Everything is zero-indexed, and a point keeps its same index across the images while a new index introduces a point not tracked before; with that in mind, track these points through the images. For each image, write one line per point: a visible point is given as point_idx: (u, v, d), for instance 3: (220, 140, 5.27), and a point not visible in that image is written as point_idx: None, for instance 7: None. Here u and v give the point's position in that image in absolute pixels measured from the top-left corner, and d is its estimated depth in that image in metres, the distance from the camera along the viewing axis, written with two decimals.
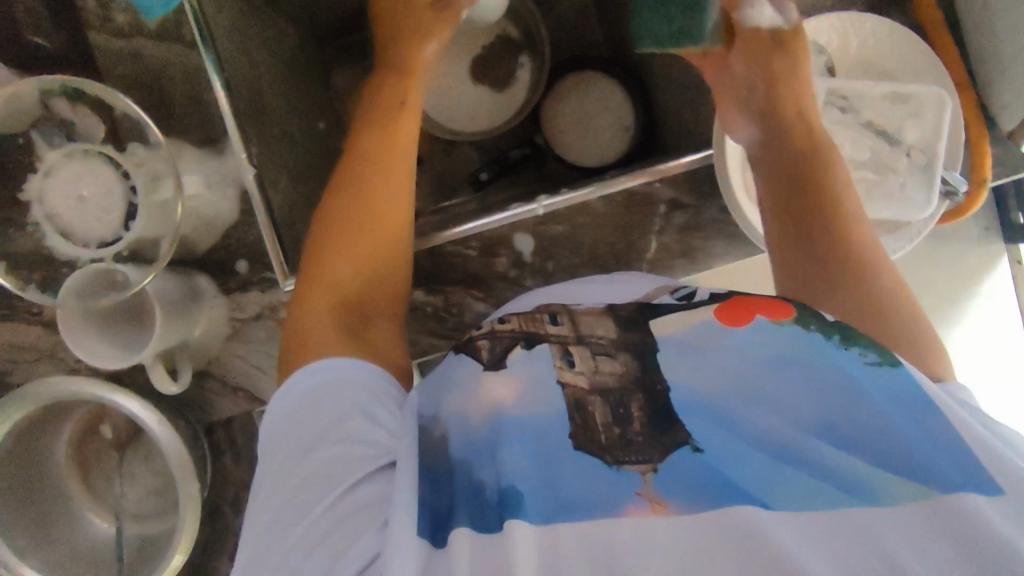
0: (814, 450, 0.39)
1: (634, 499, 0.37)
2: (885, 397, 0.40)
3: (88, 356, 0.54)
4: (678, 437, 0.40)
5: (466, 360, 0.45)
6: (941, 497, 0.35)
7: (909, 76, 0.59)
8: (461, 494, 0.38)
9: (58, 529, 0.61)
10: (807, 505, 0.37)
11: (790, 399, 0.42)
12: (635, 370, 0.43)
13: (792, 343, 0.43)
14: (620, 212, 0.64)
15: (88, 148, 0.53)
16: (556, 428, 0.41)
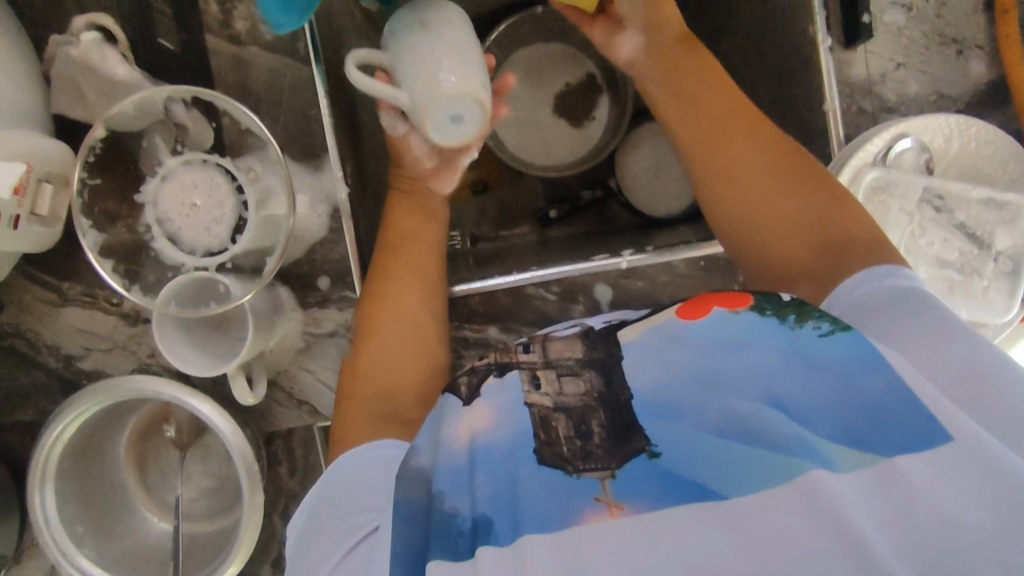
0: (765, 423, 0.40)
1: (593, 505, 0.39)
2: (829, 369, 0.42)
3: (180, 361, 0.55)
4: (634, 446, 0.42)
5: (448, 398, 0.47)
6: (890, 462, 0.37)
7: (1003, 182, 0.61)
8: (434, 527, 0.40)
9: (114, 522, 0.62)
10: (757, 484, 0.38)
11: (739, 380, 0.43)
12: (600, 387, 0.45)
13: (743, 330, 0.44)
14: (702, 276, 0.66)
15: (206, 158, 0.55)
16: (519, 447, 0.43)
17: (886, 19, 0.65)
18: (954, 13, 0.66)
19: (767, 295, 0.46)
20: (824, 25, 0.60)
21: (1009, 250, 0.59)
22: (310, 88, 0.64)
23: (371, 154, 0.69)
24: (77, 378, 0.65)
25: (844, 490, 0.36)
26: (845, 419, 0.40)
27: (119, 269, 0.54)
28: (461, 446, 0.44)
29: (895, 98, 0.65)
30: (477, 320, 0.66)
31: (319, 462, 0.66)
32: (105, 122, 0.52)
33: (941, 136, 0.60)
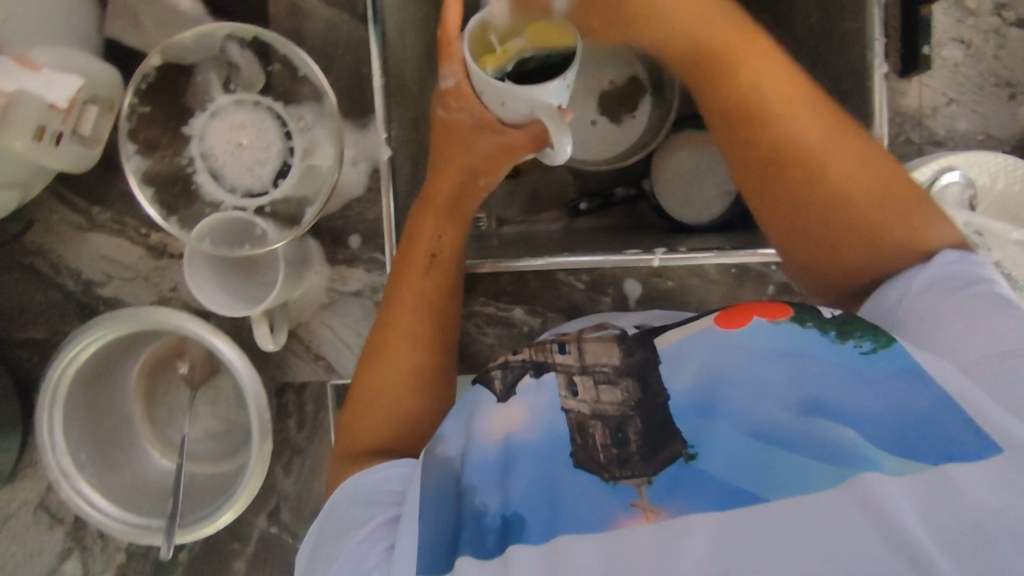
0: (809, 430, 0.41)
1: (629, 510, 0.41)
2: (873, 379, 0.42)
3: (204, 297, 0.54)
4: (672, 449, 0.43)
5: (480, 389, 0.50)
6: (938, 468, 0.37)
7: None
8: (467, 520, 0.42)
9: (116, 450, 0.61)
10: (802, 484, 0.39)
11: (775, 386, 0.44)
12: (635, 396, 0.47)
13: (788, 336, 0.45)
14: (731, 283, 0.66)
15: (258, 100, 0.54)
16: (554, 448, 0.45)
17: (944, 54, 0.66)
18: (1012, 55, 0.66)
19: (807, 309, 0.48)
20: (881, 51, 0.58)
21: None
22: (366, 46, 0.64)
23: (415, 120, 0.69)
24: (95, 304, 0.65)
25: (889, 487, 0.37)
26: (890, 429, 0.40)
27: (158, 196, 0.54)
28: (495, 442, 0.47)
29: (944, 133, 0.66)
30: (503, 298, 0.66)
31: (327, 419, 0.66)
32: (162, 50, 0.51)
33: (989, 175, 0.61)
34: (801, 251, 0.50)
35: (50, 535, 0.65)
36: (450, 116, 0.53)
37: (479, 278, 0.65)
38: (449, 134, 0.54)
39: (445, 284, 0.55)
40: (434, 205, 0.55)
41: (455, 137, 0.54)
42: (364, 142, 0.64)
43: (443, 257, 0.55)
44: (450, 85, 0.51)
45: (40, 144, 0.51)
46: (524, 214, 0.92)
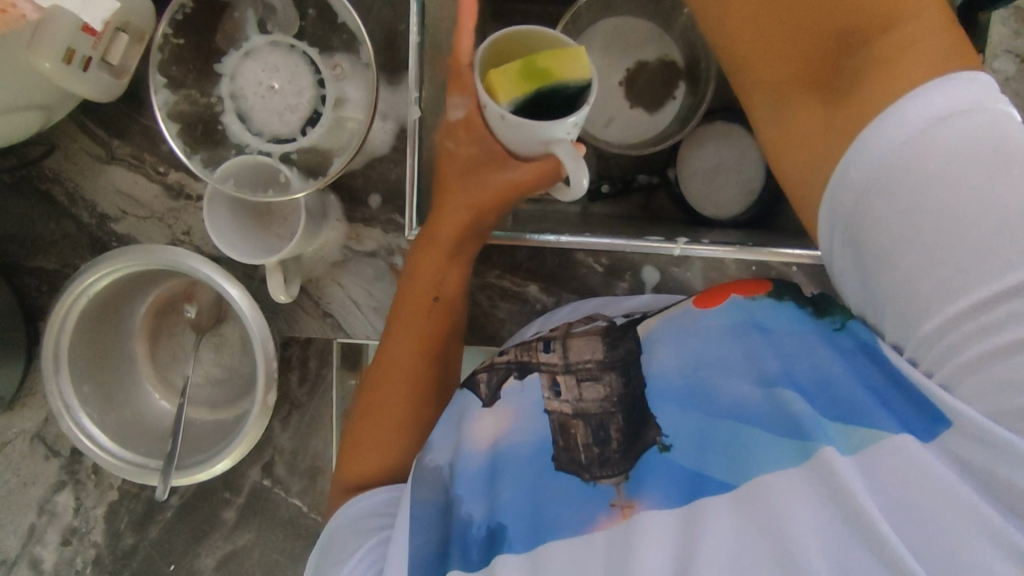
0: (777, 409, 0.44)
1: (607, 509, 0.45)
2: (837, 358, 0.44)
3: (224, 242, 0.53)
4: (646, 440, 0.47)
5: (466, 394, 0.53)
6: (893, 437, 0.40)
7: None
8: (453, 534, 0.47)
9: (119, 387, 0.61)
10: (756, 470, 0.42)
11: (744, 363, 0.47)
12: (618, 388, 0.50)
13: (757, 314, 0.48)
14: (749, 280, 0.65)
15: (295, 44, 0.53)
16: (537, 454, 0.49)
17: (996, 65, 0.63)
18: None
19: (787, 285, 0.50)
20: None
21: None
22: (403, 3, 0.62)
23: None
24: (108, 239, 0.64)
25: (846, 466, 0.40)
26: (842, 402, 0.43)
27: (183, 134, 0.52)
28: (483, 449, 0.51)
29: None
30: (519, 273, 0.65)
31: (330, 377, 0.66)
32: None
33: None
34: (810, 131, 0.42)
35: (46, 465, 0.65)
36: (455, 145, 0.54)
37: (495, 250, 0.65)
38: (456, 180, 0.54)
39: (437, 322, 0.55)
40: (430, 253, 0.55)
41: (461, 167, 0.54)
42: (393, 102, 0.63)
43: (441, 295, 0.56)
44: (461, 115, 0.52)
45: (68, 67, 0.50)
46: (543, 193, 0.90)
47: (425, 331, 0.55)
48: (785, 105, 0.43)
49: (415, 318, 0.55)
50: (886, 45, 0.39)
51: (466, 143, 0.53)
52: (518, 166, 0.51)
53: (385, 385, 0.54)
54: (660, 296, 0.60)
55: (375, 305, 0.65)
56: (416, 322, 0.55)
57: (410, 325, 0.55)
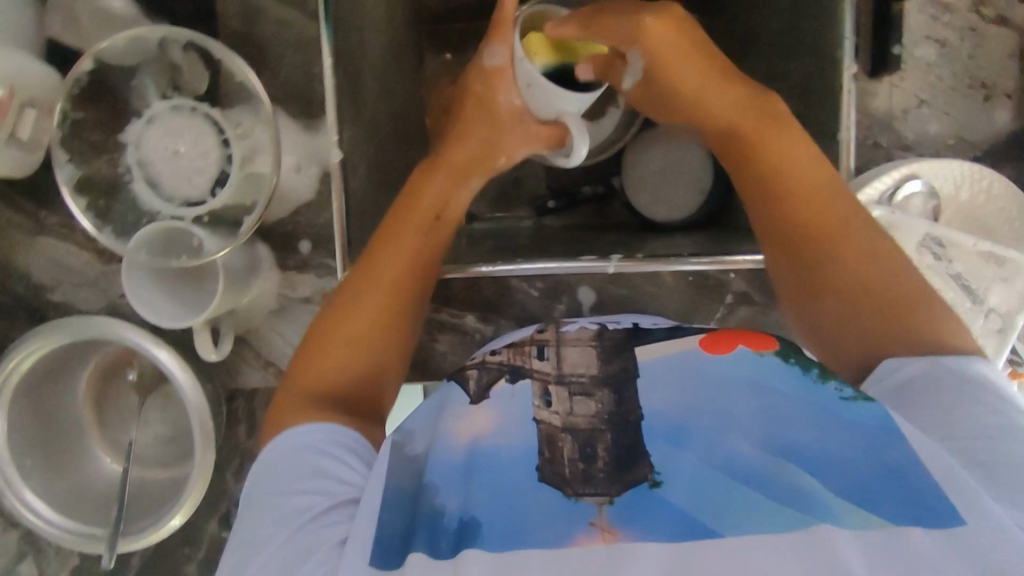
0: (776, 474, 0.40)
1: (586, 529, 0.38)
2: (846, 426, 0.41)
3: (147, 310, 0.54)
4: (637, 475, 0.41)
5: (455, 386, 0.48)
6: (899, 528, 0.35)
7: (1010, 240, 0.59)
8: (421, 520, 0.40)
9: (66, 457, 0.62)
10: (751, 521, 0.37)
11: (747, 420, 0.43)
12: (609, 406, 0.45)
13: (765, 371, 0.45)
14: (688, 289, 0.65)
15: (195, 106, 0.53)
16: (520, 462, 0.43)
17: (917, 53, 0.62)
18: (988, 55, 0.62)
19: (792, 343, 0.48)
20: (852, 51, 0.57)
21: (1001, 309, 0.58)
22: (314, 47, 0.62)
23: (370, 118, 0.69)
24: (45, 309, 0.64)
25: (842, 538, 0.35)
26: (857, 481, 0.38)
27: (93, 207, 0.52)
28: (461, 446, 0.44)
29: (914, 136, 0.63)
30: (456, 305, 0.65)
31: None
32: (95, 54, 0.50)
33: (954, 183, 0.58)
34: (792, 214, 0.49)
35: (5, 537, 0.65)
36: (503, 95, 0.57)
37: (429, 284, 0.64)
38: (486, 134, 0.58)
39: (429, 248, 0.54)
40: (432, 188, 0.56)
41: (494, 119, 0.58)
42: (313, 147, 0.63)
43: (441, 220, 0.56)
44: (496, 63, 0.56)
45: None
46: (493, 210, 0.90)
47: (412, 257, 0.52)
48: (754, 202, 0.51)
49: (409, 227, 0.53)
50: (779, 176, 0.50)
51: (511, 99, 0.57)
52: (536, 123, 0.57)
53: (370, 288, 0.50)
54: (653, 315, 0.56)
55: None
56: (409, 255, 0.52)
57: (429, 192, 0.55)
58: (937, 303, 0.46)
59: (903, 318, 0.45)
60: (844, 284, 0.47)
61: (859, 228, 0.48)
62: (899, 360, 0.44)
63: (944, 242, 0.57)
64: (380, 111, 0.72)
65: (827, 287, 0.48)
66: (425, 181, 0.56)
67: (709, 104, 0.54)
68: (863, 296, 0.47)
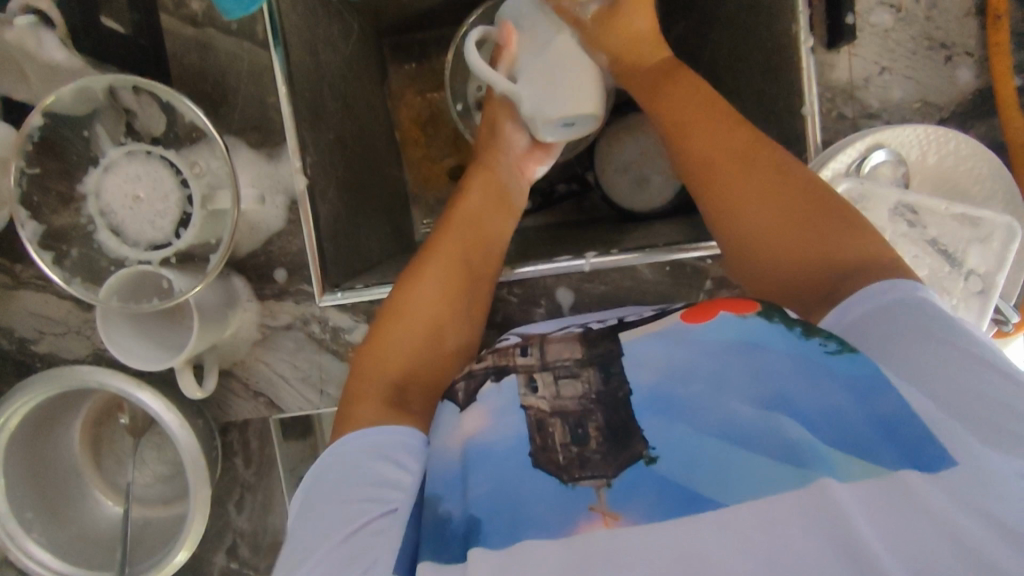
0: (769, 428, 0.39)
1: (586, 514, 0.37)
2: (846, 388, 0.39)
3: (123, 353, 0.54)
4: (633, 451, 0.40)
5: (446, 403, 0.46)
6: (894, 473, 0.34)
7: (980, 199, 0.59)
8: (426, 532, 0.39)
9: (65, 506, 0.62)
10: (750, 485, 0.36)
11: (737, 381, 0.42)
12: (599, 386, 0.44)
13: (754, 332, 0.43)
14: (666, 281, 0.64)
15: (150, 150, 0.54)
16: (514, 453, 0.41)
17: (872, 19, 0.62)
18: (938, 15, 0.62)
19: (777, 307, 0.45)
20: (808, 23, 0.57)
21: (981, 270, 0.57)
22: (269, 76, 0.62)
23: (335, 140, 0.69)
24: (31, 361, 0.65)
25: (842, 493, 0.34)
26: (843, 428, 0.38)
27: (58, 262, 0.53)
28: (457, 450, 0.43)
29: (878, 104, 0.62)
30: None
31: (273, 453, 0.67)
32: (43, 108, 0.50)
33: (919, 149, 0.58)
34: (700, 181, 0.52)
35: None
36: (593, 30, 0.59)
37: None
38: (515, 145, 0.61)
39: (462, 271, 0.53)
40: (456, 221, 0.56)
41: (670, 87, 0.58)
42: (278, 176, 0.63)
43: (474, 234, 0.55)
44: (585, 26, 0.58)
45: None
46: None
47: (473, 226, 0.56)
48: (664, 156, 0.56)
49: (468, 234, 0.55)
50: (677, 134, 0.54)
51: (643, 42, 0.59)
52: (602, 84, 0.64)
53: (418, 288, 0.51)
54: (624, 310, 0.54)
55: (301, 375, 0.65)
56: (469, 227, 0.56)
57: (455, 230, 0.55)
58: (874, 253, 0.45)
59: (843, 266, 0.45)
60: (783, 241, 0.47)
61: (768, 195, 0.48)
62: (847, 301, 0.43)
63: (917, 209, 0.57)
64: (345, 131, 0.72)
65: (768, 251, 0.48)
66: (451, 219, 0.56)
67: (662, 83, 0.57)
68: (789, 254, 0.47)
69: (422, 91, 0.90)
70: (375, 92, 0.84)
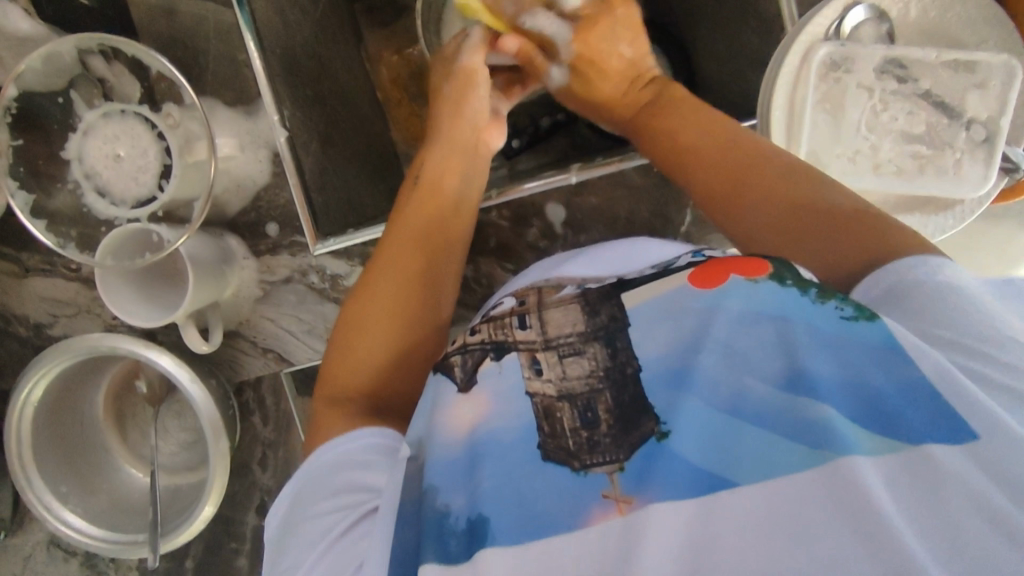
0: (789, 409, 0.35)
1: (600, 502, 0.35)
2: (860, 348, 0.36)
3: (124, 314, 0.55)
4: (644, 431, 0.36)
5: (442, 379, 0.43)
6: (917, 447, 0.32)
7: (975, 43, 0.56)
8: (427, 526, 0.37)
9: (95, 477, 0.64)
10: (769, 469, 0.33)
11: (750, 353, 0.38)
12: (605, 361, 0.40)
13: (769, 298, 0.38)
14: (656, 183, 0.63)
15: (125, 108, 0.55)
16: (521, 442, 0.39)
17: None
18: None
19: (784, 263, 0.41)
20: None
21: (982, 117, 0.55)
22: (238, 33, 0.63)
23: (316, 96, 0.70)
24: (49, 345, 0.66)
25: (866, 472, 0.31)
26: (864, 397, 0.34)
27: (53, 230, 0.54)
28: (459, 438, 0.40)
29: None
30: None
31: (289, 408, 0.68)
32: (16, 79, 0.52)
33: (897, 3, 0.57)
34: (678, 160, 0.54)
35: (67, 566, 0.68)
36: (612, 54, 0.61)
37: None
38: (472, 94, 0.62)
39: (415, 274, 0.54)
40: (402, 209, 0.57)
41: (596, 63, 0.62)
42: (258, 132, 0.64)
43: (414, 225, 0.56)
44: None
45: None
46: None
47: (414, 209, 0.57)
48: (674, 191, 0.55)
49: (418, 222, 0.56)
50: (653, 110, 0.58)
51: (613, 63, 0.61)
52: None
53: (379, 280, 0.53)
54: (640, 257, 0.52)
55: (305, 325, 0.66)
56: (412, 216, 0.56)
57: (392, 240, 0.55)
58: (877, 211, 0.45)
59: (852, 219, 0.44)
60: (778, 188, 0.47)
61: (745, 147, 0.50)
62: (899, 268, 0.40)
63: (905, 63, 0.56)
64: (325, 87, 0.73)
65: (757, 214, 0.47)
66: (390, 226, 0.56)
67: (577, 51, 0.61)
68: (782, 235, 0.46)
69: (399, 49, 0.90)
70: (353, 53, 0.85)
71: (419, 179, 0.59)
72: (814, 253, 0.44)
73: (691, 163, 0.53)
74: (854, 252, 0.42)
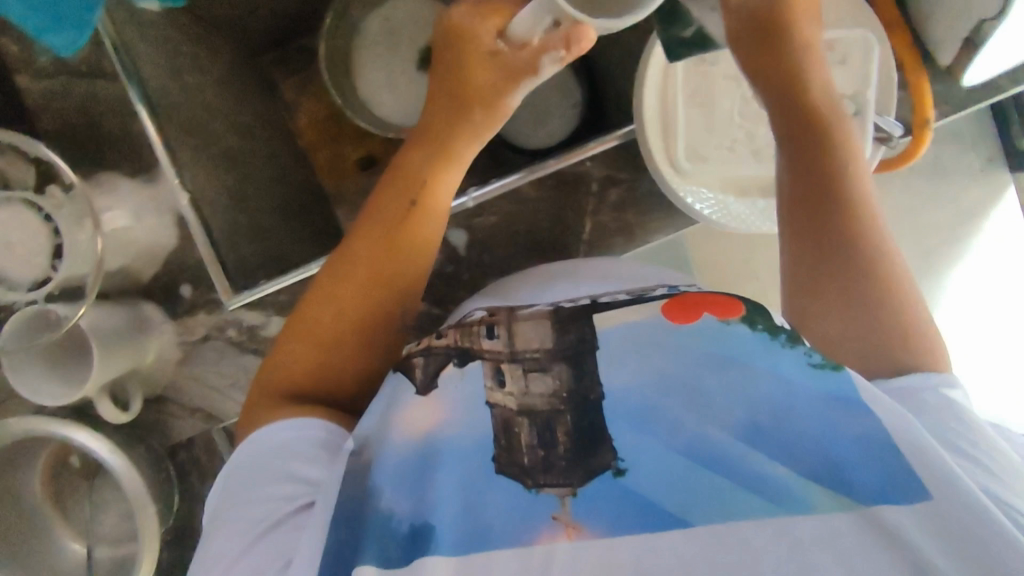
0: (739, 461, 0.39)
1: (549, 523, 0.38)
2: (807, 403, 0.40)
3: (31, 394, 0.57)
4: (600, 462, 0.40)
5: (399, 377, 0.46)
6: (870, 509, 0.35)
7: (835, 21, 0.57)
8: (372, 527, 0.38)
9: (35, 558, 0.64)
10: (718, 514, 0.37)
11: (722, 400, 0.42)
12: (568, 381, 0.43)
13: (736, 343, 0.43)
14: (551, 194, 0.63)
15: (9, 195, 0.55)
16: (477, 451, 0.42)
17: None
18: None
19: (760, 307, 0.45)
20: None
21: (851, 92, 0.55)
22: (127, 104, 0.64)
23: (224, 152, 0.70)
24: None
25: (805, 526, 0.35)
26: (821, 454, 0.38)
27: None
28: (414, 438, 0.42)
29: None
30: None
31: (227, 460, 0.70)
32: None
33: None
34: (807, 185, 0.49)
35: None
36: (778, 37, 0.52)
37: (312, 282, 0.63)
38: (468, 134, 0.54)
39: (379, 296, 0.50)
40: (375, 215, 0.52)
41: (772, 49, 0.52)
42: (157, 197, 0.64)
43: (387, 248, 0.50)
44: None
45: None
46: None
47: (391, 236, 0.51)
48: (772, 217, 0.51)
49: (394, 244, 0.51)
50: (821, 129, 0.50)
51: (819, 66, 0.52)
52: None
53: (340, 290, 0.49)
54: (595, 272, 0.51)
55: (228, 380, 0.68)
56: (386, 234, 0.51)
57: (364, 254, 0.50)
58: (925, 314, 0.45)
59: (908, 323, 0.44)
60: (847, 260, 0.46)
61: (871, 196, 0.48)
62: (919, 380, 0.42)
63: None
64: (235, 142, 0.72)
65: (826, 287, 0.46)
66: (363, 234, 0.51)
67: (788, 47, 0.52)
68: (848, 316, 0.45)
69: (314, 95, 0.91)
70: (265, 107, 0.85)
71: (413, 197, 0.52)
72: (848, 335, 0.45)
73: (817, 198, 0.48)
74: (888, 352, 0.43)
